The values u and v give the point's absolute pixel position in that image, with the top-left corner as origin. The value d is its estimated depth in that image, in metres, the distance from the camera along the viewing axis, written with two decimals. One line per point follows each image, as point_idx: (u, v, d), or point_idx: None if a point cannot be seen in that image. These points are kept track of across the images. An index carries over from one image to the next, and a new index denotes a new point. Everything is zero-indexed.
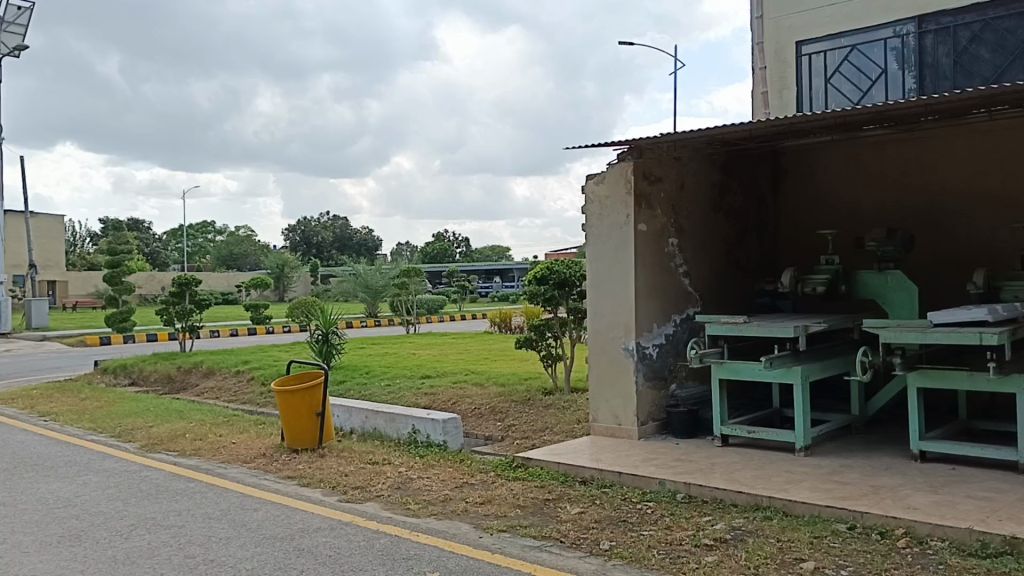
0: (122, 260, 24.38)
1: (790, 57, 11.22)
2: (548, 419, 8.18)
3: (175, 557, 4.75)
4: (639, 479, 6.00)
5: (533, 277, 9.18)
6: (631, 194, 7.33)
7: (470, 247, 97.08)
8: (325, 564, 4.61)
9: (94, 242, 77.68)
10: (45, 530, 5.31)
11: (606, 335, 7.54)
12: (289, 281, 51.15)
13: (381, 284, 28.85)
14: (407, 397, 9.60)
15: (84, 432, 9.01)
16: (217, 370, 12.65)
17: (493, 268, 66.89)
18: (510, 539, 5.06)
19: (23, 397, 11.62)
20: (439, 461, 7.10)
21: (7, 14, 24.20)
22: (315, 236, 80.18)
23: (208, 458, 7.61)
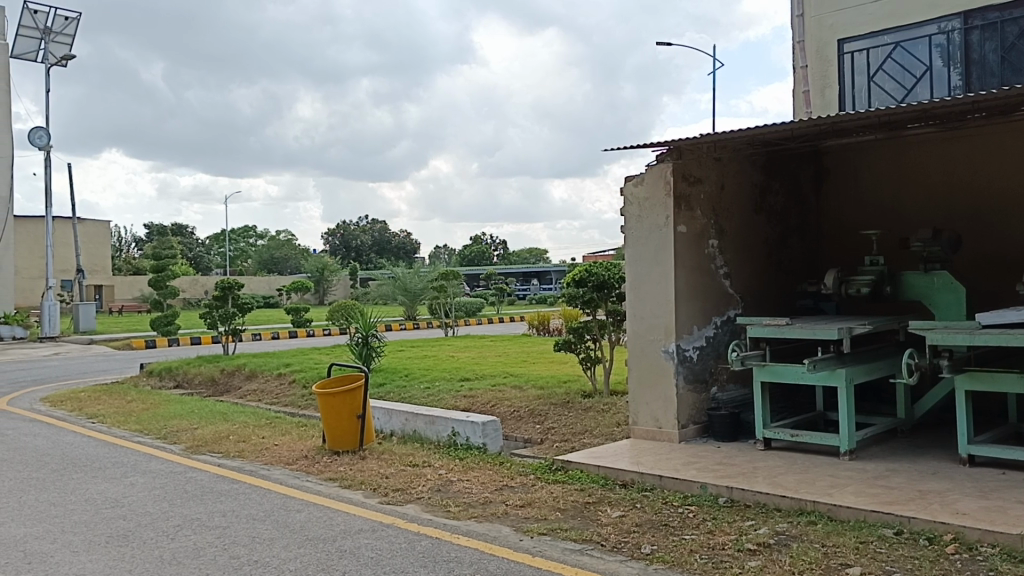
0: (167, 265, 24.82)
1: (832, 55, 11.07)
2: (587, 421, 8.16)
3: (221, 558, 4.81)
4: (680, 483, 5.96)
5: (572, 280, 9.16)
6: (670, 195, 7.28)
7: (507, 250, 97.22)
8: (368, 565, 4.65)
9: (139, 247, 79.18)
10: (94, 530, 5.42)
11: (645, 338, 7.50)
12: (329, 285, 51.68)
13: (419, 287, 29.05)
14: (446, 400, 9.64)
15: (130, 434, 9.18)
16: (259, 373, 12.81)
17: (531, 271, 66.91)
18: (552, 542, 5.05)
19: (72, 399, 11.88)
20: (479, 463, 7.12)
21: (55, 24, 24.73)
22: (354, 240, 80.92)
23: (252, 459, 7.71)
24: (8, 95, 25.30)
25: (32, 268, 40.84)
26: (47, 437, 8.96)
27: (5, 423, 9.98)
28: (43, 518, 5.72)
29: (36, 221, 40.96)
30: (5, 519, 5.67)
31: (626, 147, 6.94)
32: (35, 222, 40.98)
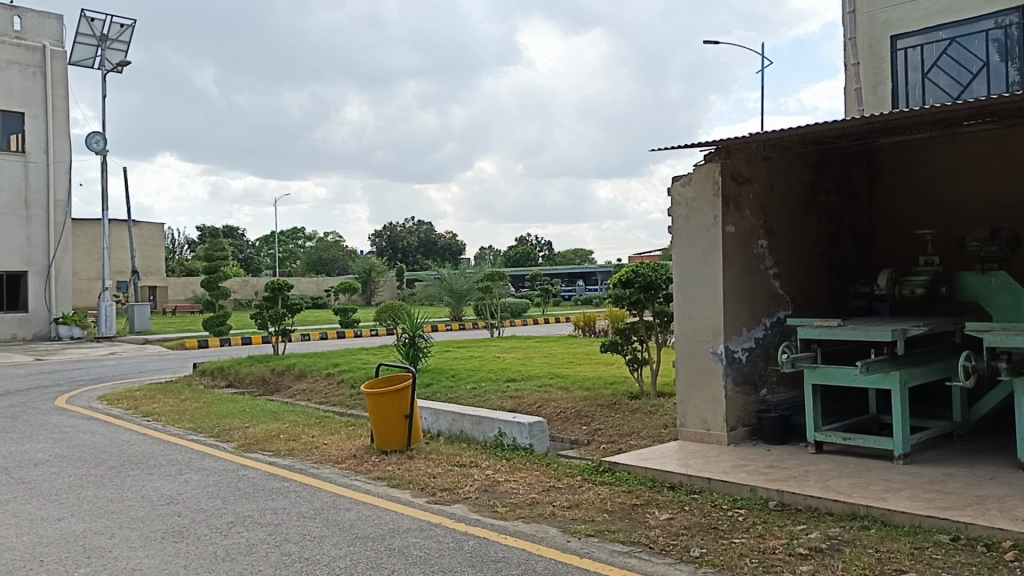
0: (219, 266, 25.27)
1: (884, 52, 10.86)
2: (634, 423, 8.12)
3: (272, 555, 4.88)
4: (729, 486, 5.90)
5: (618, 281, 9.13)
6: (718, 195, 7.21)
7: (552, 251, 97.26)
8: (416, 564, 4.68)
9: (191, 248, 80.74)
10: (149, 525, 5.54)
11: (693, 339, 7.44)
12: (376, 286, 52.19)
13: (466, 288, 29.22)
14: (492, 401, 9.66)
15: (184, 432, 9.37)
16: (309, 373, 12.98)
17: (577, 272, 66.82)
18: (599, 543, 5.04)
19: (128, 398, 12.16)
20: (526, 464, 7.12)
21: (110, 31, 25.34)
22: (400, 241, 81.63)
23: (302, 458, 7.82)
24: (66, 101, 25.99)
25: (89, 270, 41.89)
26: (104, 434, 9.18)
27: (64, 420, 10.25)
28: (102, 513, 5.86)
29: (93, 223, 42.00)
30: (66, 514, 5.83)
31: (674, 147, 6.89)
32: (92, 225, 42.03)
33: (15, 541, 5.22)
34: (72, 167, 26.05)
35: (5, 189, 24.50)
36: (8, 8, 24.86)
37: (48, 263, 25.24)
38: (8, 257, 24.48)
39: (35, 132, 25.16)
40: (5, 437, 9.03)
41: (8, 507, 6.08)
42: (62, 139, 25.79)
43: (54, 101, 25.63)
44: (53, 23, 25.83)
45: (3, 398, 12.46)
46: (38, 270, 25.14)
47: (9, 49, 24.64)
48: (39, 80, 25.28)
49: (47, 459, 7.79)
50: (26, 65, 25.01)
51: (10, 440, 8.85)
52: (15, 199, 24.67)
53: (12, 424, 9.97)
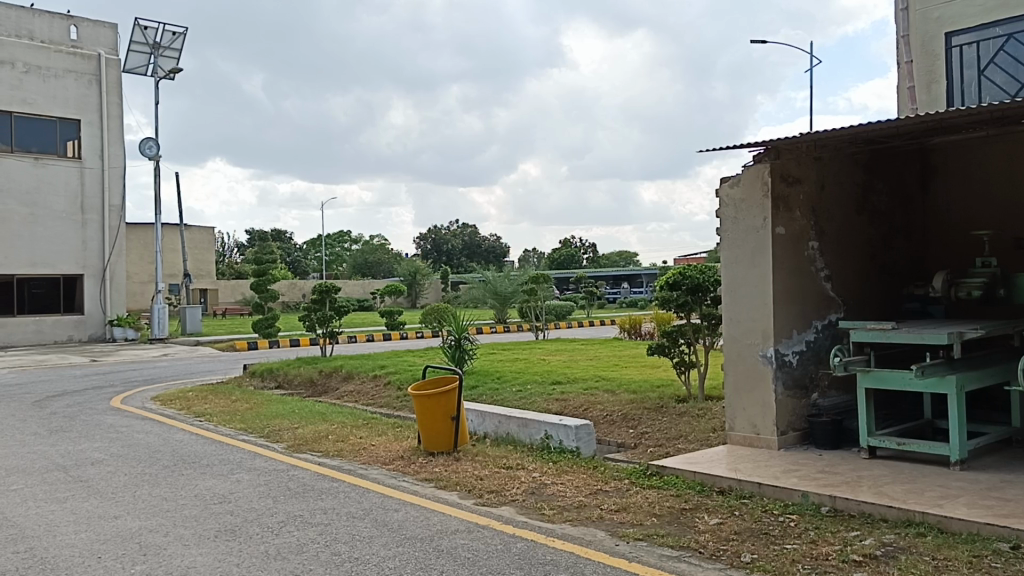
0: (268, 268, 25.64)
1: (939, 49, 10.63)
2: (682, 426, 8.04)
3: (322, 554, 4.93)
4: (781, 491, 5.82)
5: (665, 283, 9.06)
6: (768, 196, 7.13)
7: (596, 253, 97.10)
8: (465, 566, 4.69)
9: (241, 252, 82.09)
10: (203, 524, 5.64)
11: (742, 342, 7.35)
12: (421, 289, 52.57)
13: (510, 290, 29.39)
14: (538, 404, 9.65)
15: (235, 432, 9.52)
16: (356, 375, 13.10)
17: (622, 274, 66.58)
18: (647, 547, 5.01)
19: (181, 398, 12.38)
20: (573, 467, 7.11)
21: (162, 39, 25.92)
22: (445, 244, 82.21)
23: (350, 459, 7.90)
24: (120, 108, 26.62)
25: (142, 273, 42.85)
26: (158, 434, 9.39)
27: (119, 420, 10.48)
28: (158, 511, 5.98)
29: (146, 228, 42.94)
30: (122, 512, 5.96)
31: (722, 147, 6.83)
32: (145, 229, 42.97)
33: (74, 538, 5.35)
34: (125, 172, 26.66)
35: (62, 195, 25.14)
36: (65, 18, 25.55)
37: (102, 266, 25.84)
38: (65, 260, 25.12)
39: (90, 139, 25.79)
40: (64, 436, 9.25)
41: (67, 504, 6.24)
42: (116, 145, 26.41)
43: (109, 108, 26.25)
44: (107, 32, 26.50)
45: (61, 397, 12.78)
46: (93, 273, 25.76)
47: (65, 58, 25.32)
48: (94, 87, 25.93)
49: (104, 458, 7.98)
50: (82, 73, 25.67)
51: (68, 439, 9.07)
52: (72, 204, 25.30)
53: (70, 424, 10.23)
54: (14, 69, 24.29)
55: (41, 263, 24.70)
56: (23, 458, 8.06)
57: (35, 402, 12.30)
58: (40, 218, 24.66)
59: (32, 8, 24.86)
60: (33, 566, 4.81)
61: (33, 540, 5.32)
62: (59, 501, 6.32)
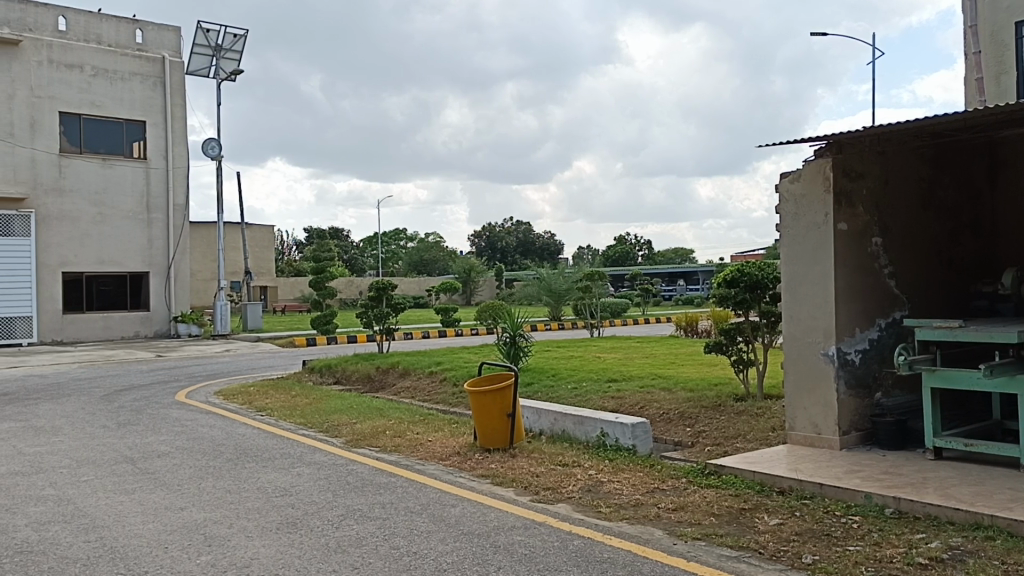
0: (326, 266, 25.96)
1: (1008, 39, 10.30)
2: (740, 426, 7.92)
3: (382, 548, 5.00)
4: (844, 492, 5.71)
5: (723, 280, 8.93)
6: (830, 191, 7.00)
7: (651, 249, 96.67)
8: (522, 562, 4.70)
9: (300, 249, 83.41)
10: (265, 516, 5.76)
11: (803, 340, 7.23)
12: (476, 286, 52.79)
13: (565, 288, 29.34)
14: (594, 402, 9.60)
15: (295, 427, 9.70)
16: (412, 371, 13.21)
17: (677, 271, 66.00)
18: (706, 547, 4.96)
19: (244, 393, 12.66)
20: (629, 465, 7.07)
21: (224, 41, 26.45)
22: (499, 241, 82.45)
23: (408, 454, 7.98)
24: (184, 109, 27.25)
25: (205, 271, 43.89)
26: (222, 427, 9.61)
27: (184, 414, 10.75)
28: (222, 503, 6.12)
29: (209, 227, 43.95)
30: (188, 504, 6.12)
31: (781, 143, 6.73)
32: (208, 228, 43.96)
33: (142, 528, 5.51)
34: (189, 172, 27.30)
35: (128, 195, 25.85)
36: (131, 22, 26.28)
37: (167, 263, 26.51)
38: (131, 258, 25.85)
39: (155, 140, 26.46)
40: (132, 429, 9.53)
41: (136, 496, 6.42)
42: (180, 146, 27.05)
43: (173, 110, 26.89)
44: (171, 36, 27.15)
45: (129, 391, 13.17)
46: (158, 270, 26.44)
47: (131, 61, 26.03)
48: (159, 89, 26.58)
49: (170, 451, 8.20)
50: (147, 76, 26.34)
51: (137, 432, 9.35)
52: (138, 204, 26.00)
53: (137, 417, 10.53)
54: (83, 73, 25.05)
55: (109, 261, 25.45)
56: (94, 450, 8.33)
57: (105, 396, 12.72)
58: (108, 217, 25.39)
59: (100, 13, 25.63)
60: (103, 555, 4.95)
61: (104, 529, 5.49)
62: (128, 492, 6.50)
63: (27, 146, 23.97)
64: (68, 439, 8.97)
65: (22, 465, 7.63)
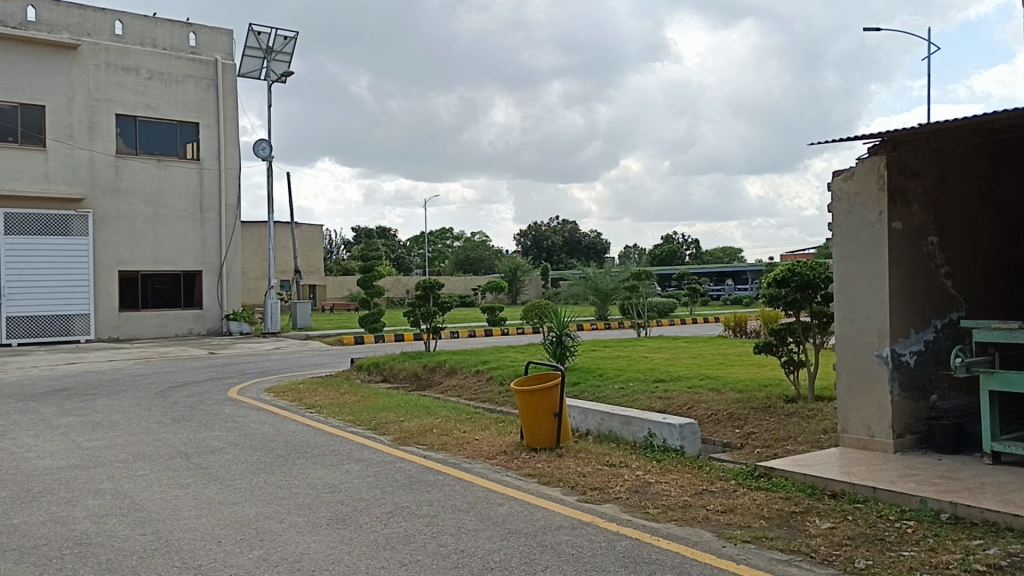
0: (374, 265, 26.13)
1: None
2: (791, 427, 7.81)
3: (430, 545, 5.03)
4: (897, 496, 5.60)
5: (773, 280, 8.78)
6: (884, 189, 6.87)
7: (699, 249, 95.82)
8: (569, 562, 4.69)
9: (347, 249, 84.28)
10: (315, 512, 5.83)
11: (856, 341, 7.10)
12: (522, 285, 52.86)
13: (612, 287, 29.20)
14: (641, 402, 9.55)
15: (345, 424, 9.81)
16: (459, 369, 13.25)
17: (726, 271, 65.24)
18: (756, 550, 4.90)
19: (294, 390, 12.81)
20: (677, 466, 7.01)
21: (275, 43, 26.80)
22: (545, 240, 82.41)
23: (455, 452, 8.02)
24: (236, 111, 27.71)
25: (256, 269, 44.60)
26: (272, 424, 9.76)
27: (236, 410, 10.94)
28: (273, 499, 6.21)
29: (260, 226, 44.66)
30: (240, 499, 6.23)
31: (834, 141, 6.61)
32: (258, 227, 44.69)
33: (197, 522, 5.62)
34: (241, 173, 27.77)
35: (182, 195, 26.36)
36: (185, 25, 26.81)
37: (219, 262, 27.00)
38: (184, 257, 26.37)
39: (208, 141, 26.96)
40: (186, 425, 9.72)
41: (190, 490, 6.55)
42: (232, 146, 27.52)
43: (225, 111, 27.35)
44: (223, 39, 27.63)
45: (183, 388, 13.45)
46: (211, 268, 26.95)
47: (185, 63, 26.54)
48: (212, 92, 27.05)
49: (223, 446, 8.36)
50: (201, 78, 26.83)
51: (190, 427, 9.54)
52: (192, 204, 26.52)
53: (191, 413, 10.75)
54: (138, 76, 25.62)
55: (163, 260, 26.00)
56: (149, 445, 8.52)
57: (159, 392, 12.99)
58: (162, 217, 25.94)
59: (155, 17, 26.19)
60: (159, 548, 5.06)
61: (159, 523, 5.61)
62: (182, 487, 6.63)
63: (85, 147, 24.56)
64: (124, 434, 9.18)
65: (81, 459, 7.82)
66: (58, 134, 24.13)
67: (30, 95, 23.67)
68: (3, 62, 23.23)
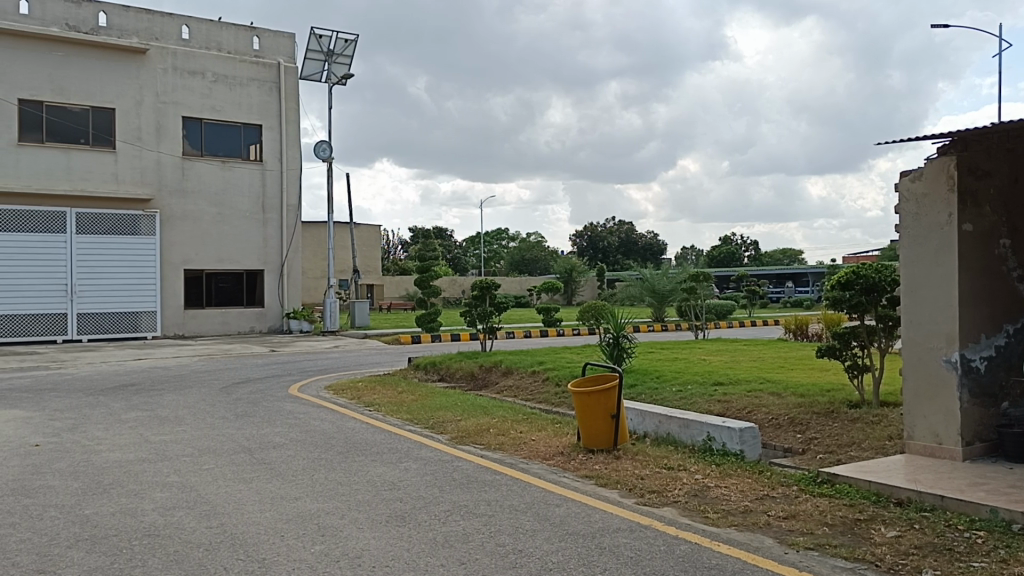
0: (432, 265, 26.34)
1: None
2: (855, 433, 7.66)
3: (488, 544, 5.06)
4: (966, 505, 5.45)
5: (837, 282, 8.60)
6: (954, 190, 6.68)
7: (758, 251, 94.51)
8: (628, 565, 4.68)
9: (405, 248, 85.23)
10: (375, 509, 5.91)
11: (923, 346, 6.92)
12: (577, 285, 52.79)
13: (668, 288, 29.01)
14: (699, 404, 9.45)
15: (402, 422, 9.92)
16: (515, 370, 13.28)
17: (786, 273, 64.22)
18: (819, 557, 4.82)
19: (353, 389, 12.98)
20: (737, 471, 6.92)
21: (336, 47, 27.19)
22: (601, 240, 82.18)
23: (512, 453, 8.05)
24: (298, 112, 28.19)
25: (316, 268, 45.33)
26: (332, 421, 9.91)
27: (297, 407, 11.14)
28: (334, 495, 6.32)
29: (320, 226, 45.40)
30: (302, 494, 6.33)
31: (901, 141, 6.45)
32: (318, 227, 45.43)
33: (260, 516, 5.73)
34: (302, 173, 28.24)
35: (245, 195, 26.92)
36: (249, 29, 27.33)
37: (281, 261, 27.52)
38: (247, 256, 26.93)
39: (270, 142, 27.48)
40: (249, 421, 9.92)
41: (252, 485, 6.68)
42: (294, 148, 27.99)
43: (288, 113, 27.84)
44: (286, 42, 28.11)
45: (246, 384, 13.73)
46: (272, 267, 27.47)
47: (249, 67, 27.09)
48: (274, 94, 27.56)
49: (285, 443, 8.51)
50: (264, 81, 27.37)
51: (253, 423, 9.74)
52: (254, 204, 27.06)
53: (253, 409, 10.98)
54: (204, 79, 26.22)
55: (226, 259, 26.59)
56: (214, 440, 8.73)
57: (223, 388, 13.29)
58: (226, 217, 26.52)
59: (220, 21, 26.78)
60: (224, 541, 5.18)
61: (223, 517, 5.74)
62: (246, 481, 6.78)
63: (153, 149, 25.23)
64: (190, 428, 9.42)
65: (149, 452, 8.06)
66: (127, 136, 24.84)
67: (101, 99, 24.42)
68: (76, 66, 24.01)
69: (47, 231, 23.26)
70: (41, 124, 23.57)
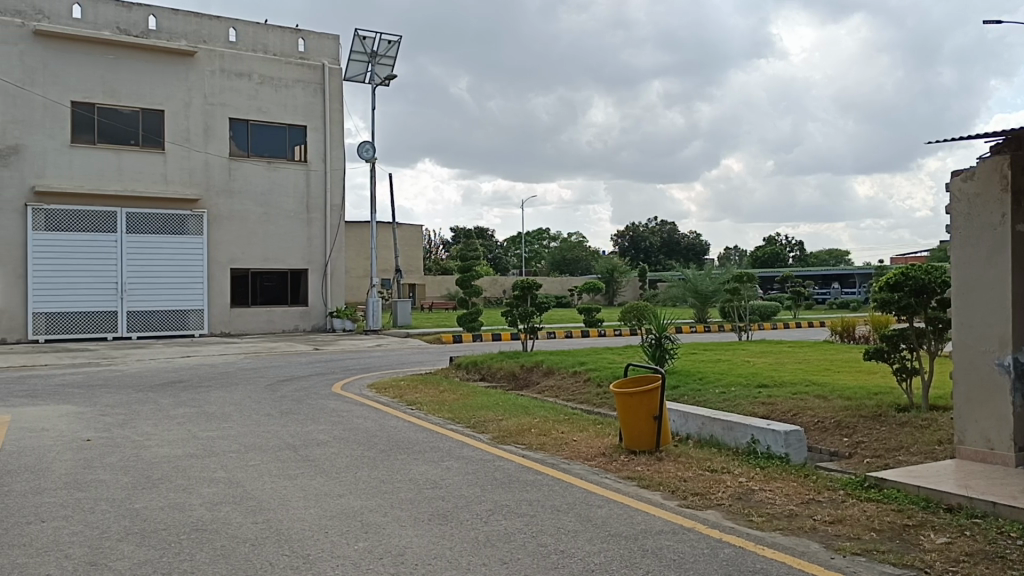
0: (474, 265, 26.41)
1: None
2: (903, 437, 7.52)
3: (529, 544, 5.06)
4: (1019, 512, 5.31)
5: (886, 284, 8.43)
6: (1007, 190, 6.53)
7: (803, 251, 93.35)
8: (671, 567, 4.66)
9: (446, 248, 85.70)
10: (418, 507, 5.95)
11: (975, 349, 6.77)
12: (619, 286, 52.59)
13: (711, 289, 28.75)
14: (743, 406, 9.36)
15: (444, 421, 9.97)
16: (557, 370, 13.26)
17: (831, 274, 63.32)
18: (867, 563, 4.74)
19: (395, 387, 13.07)
20: (782, 474, 6.84)
21: (380, 48, 27.42)
22: (643, 241, 81.79)
23: (553, 453, 8.05)
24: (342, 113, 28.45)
25: (359, 268, 45.74)
26: (375, 419, 10.00)
27: (340, 405, 11.26)
28: (377, 492, 6.37)
29: (363, 226, 45.81)
30: (346, 491, 6.40)
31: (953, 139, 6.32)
32: (361, 227, 45.84)
33: (305, 512, 5.80)
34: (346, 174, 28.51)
35: (290, 195, 27.25)
36: (295, 32, 27.63)
37: (324, 261, 27.81)
38: (291, 255, 27.25)
39: (315, 143, 27.79)
40: (294, 418, 10.05)
41: (297, 481, 6.76)
42: (338, 148, 28.27)
43: (332, 114, 28.13)
44: (330, 44, 28.37)
45: (291, 382, 13.91)
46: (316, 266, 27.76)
47: (294, 69, 27.43)
48: (319, 96, 27.87)
49: (328, 440, 8.60)
50: (308, 82, 27.69)
51: (297, 420, 9.87)
52: (299, 204, 27.38)
53: (298, 406, 11.14)
54: (251, 80, 26.60)
55: (271, 258, 26.94)
56: (260, 436, 8.86)
57: (268, 386, 13.46)
58: (272, 217, 26.88)
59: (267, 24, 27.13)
60: (270, 536, 5.25)
61: (269, 512, 5.82)
62: (290, 478, 6.87)
63: (201, 150, 25.66)
64: (236, 425, 9.57)
65: (197, 448, 8.21)
66: (176, 137, 25.29)
67: (151, 101, 24.90)
68: (126, 69, 24.52)
69: (99, 231, 23.80)
70: (93, 126, 24.13)
